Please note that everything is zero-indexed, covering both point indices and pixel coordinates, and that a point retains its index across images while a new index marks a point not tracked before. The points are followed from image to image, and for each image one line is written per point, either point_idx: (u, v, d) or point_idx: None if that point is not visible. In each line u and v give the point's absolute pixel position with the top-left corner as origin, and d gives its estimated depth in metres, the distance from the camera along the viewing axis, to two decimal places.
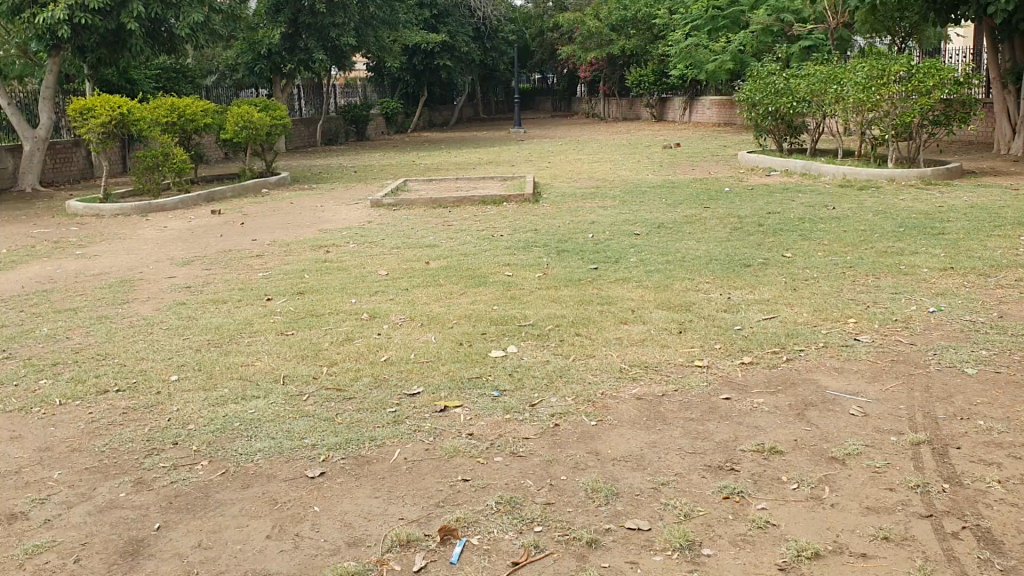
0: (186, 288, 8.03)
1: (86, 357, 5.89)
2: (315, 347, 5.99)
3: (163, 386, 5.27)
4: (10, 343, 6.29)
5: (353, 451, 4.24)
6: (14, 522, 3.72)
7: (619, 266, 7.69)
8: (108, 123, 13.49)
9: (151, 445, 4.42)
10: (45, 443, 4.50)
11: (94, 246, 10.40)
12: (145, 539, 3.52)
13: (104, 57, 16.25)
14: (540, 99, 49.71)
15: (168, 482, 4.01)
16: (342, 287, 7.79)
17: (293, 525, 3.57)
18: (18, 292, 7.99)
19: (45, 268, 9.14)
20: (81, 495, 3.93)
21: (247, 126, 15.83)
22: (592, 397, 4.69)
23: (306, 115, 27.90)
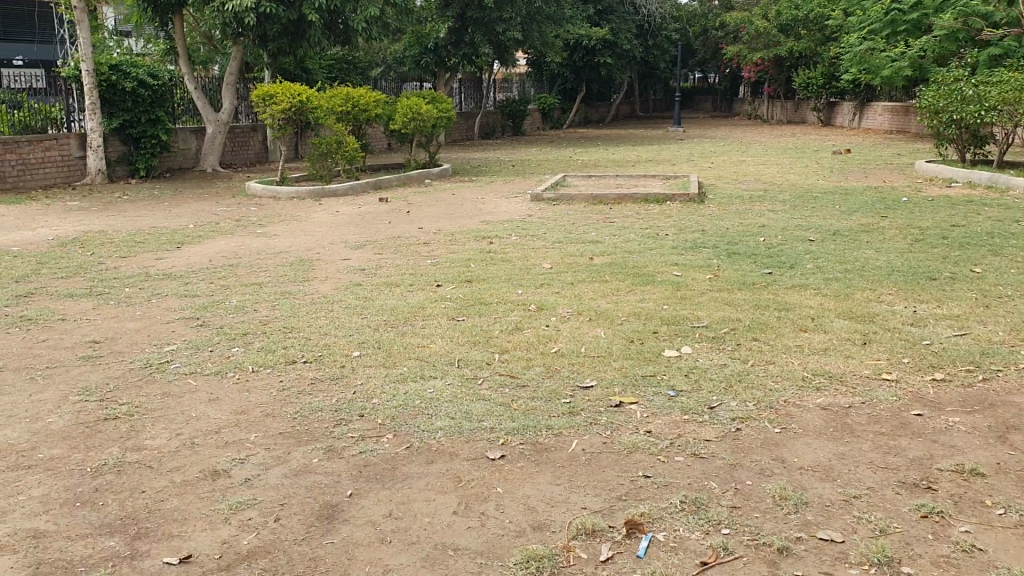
0: (361, 269, 8.35)
1: (272, 329, 6.19)
2: (487, 334, 6.11)
3: (345, 361, 5.49)
4: (203, 311, 6.70)
5: (532, 438, 4.29)
6: (218, 478, 3.95)
7: (794, 272, 7.48)
8: (289, 111, 14.14)
9: (339, 415, 4.61)
10: (241, 407, 4.75)
11: (272, 226, 10.93)
12: (338, 505, 3.68)
13: (284, 46, 17.01)
14: (700, 99, 49.02)
15: (357, 452, 4.18)
16: (509, 278, 7.90)
17: (478, 504, 3.65)
18: (206, 265, 8.48)
19: (229, 244, 9.68)
20: (277, 458, 4.14)
21: (416, 118, 16.27)
22: (774, 404, 4.57)
23: (466, 108, 28.51)
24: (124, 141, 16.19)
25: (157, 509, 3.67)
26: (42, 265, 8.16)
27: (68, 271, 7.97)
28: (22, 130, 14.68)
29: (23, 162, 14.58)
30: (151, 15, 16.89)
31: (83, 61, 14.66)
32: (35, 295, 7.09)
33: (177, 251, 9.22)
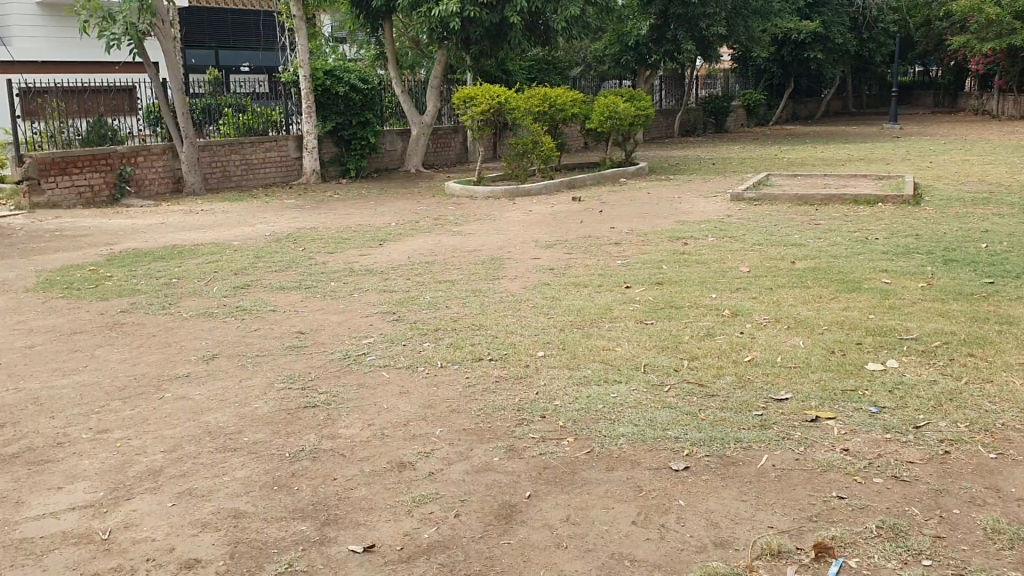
0: (552, 269, 8.39)
1: (462, 326, 6.32)
2: (676, 339, 5.96)
3: (531, 361, 5.51)
4: (398, 306, 6.94)
5: (718, 450, 4.13)
6: (403, 471, 4.06)
7: (1021, 282, 6.83)
8: (488, 112, 14.44)
9: (521, 415, 4.63)
10: (428, 401, 4.87)
11: (469, 225, 11.20)
12: (517, 505, 3.69)
13: (486, 49, 17.39)
14: (921, 93, 46.00)
15: (538, 453, 4.18)
16: (702, 281, 7.69)
17: (658, 515, 3.55)
18: (405, 261, 8.80)
19: (428, 241, 10.00)
20: (461, 454, 4.21)
21: (613, 117, 16.19)
22: (990, 427, 4.17)
23: (666, 106, 28.15)
24: (336, 142, 17.10)
25: (346, 497, 3.82)
26: (258, 259, 8.72)
27: (280, 265, 8.49)
28: (247, 133, 15.85)
29: (246, 162, 15.74)
30: (363, 22, 17.73)
31: (301, 67, 15.62)
32: (250, 286, 7.58)
33: (379, 247, 9.62)
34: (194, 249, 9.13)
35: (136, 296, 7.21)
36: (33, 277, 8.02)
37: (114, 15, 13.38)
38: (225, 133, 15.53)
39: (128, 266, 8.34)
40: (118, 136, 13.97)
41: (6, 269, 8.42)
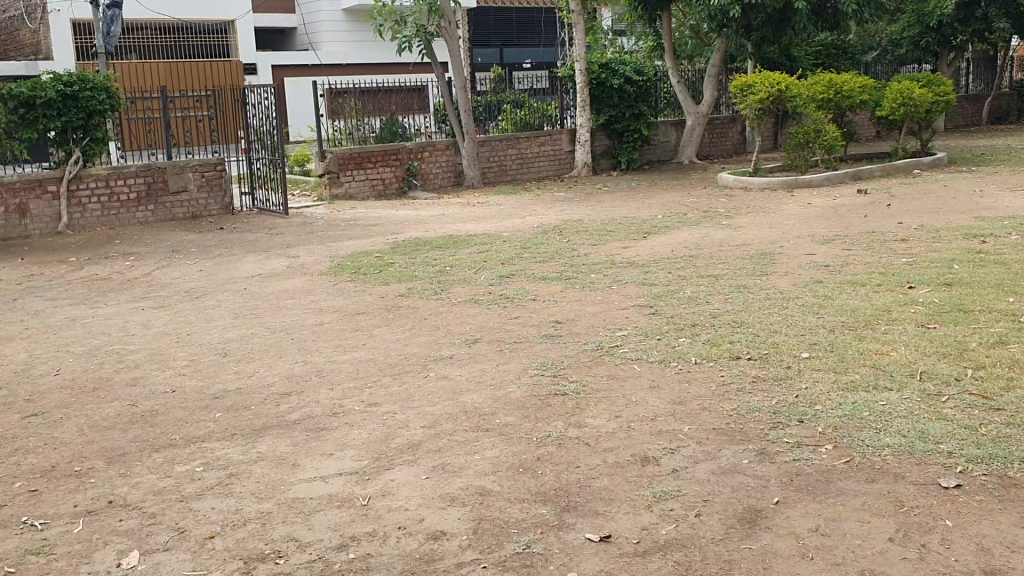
0: (826, 266, 7.94)
1: (722, 322, 6.12)
2: (962, 346, 5.42)
3: (792, 362, 5.25)
4: (657, 299, 6.83)
5: (1000, 470, 3.72)
6: (647, 465, 4.02)
7: None
8: (766, 101, 13.92)
9: (776, 419, 4.42)
10: (679, 397, 4.77)
11: (740, 218, 10.87)
12: (763, 510, 3.54)
13: (768, 36, 16.73)
14: None
15: (790, 458, 3.98)
16: (1000, 283, 6.95)
17: (920, 535, 3.28)
18: (670, 254, 8.68)
19: (696, 234, 9.80)
20: (707, 453, 4.09)
21: (907, 104, 15.02)
22: None
23: (973, 91, 25.73)
24: (610, 135, 17.23)
25: (588, 486, 3.84)
26: (527, 248, 8.96)
27: (547, 254, 8.67)
28: (525, 127, 16.38)
29: (522, 156, 16.29)
30: (640, 14, 17.68)
31: (578, 61, 15.88)
32: (516, 274, 7.79)
33: (645, 239, 9.57)
34: (468, 239, 9.57)
35: (412, 282, 7.67)
36: (327, 262, 8.79)
37: (406, 18, 14.28)
38: (504, 128, 16.15)
39: (408, 254, 8.92)
40: (408, 133, 14.92)
41: (305, 254, 9.31)
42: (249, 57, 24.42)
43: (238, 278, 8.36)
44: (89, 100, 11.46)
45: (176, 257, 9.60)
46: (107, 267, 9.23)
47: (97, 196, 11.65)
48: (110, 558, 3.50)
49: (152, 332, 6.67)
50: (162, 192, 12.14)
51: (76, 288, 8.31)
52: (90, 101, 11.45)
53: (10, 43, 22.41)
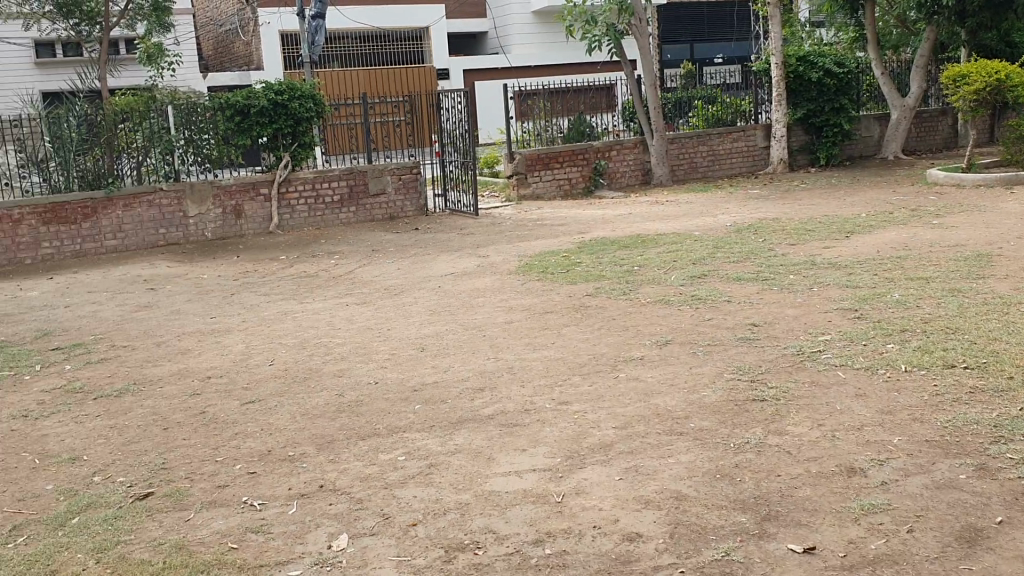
0: None
1: (934, 328, 5.74)
2: None
3: (1016, 372, 4.85)
4: (861, 301, 6.49)
5: None
6: (853, 476, 3.83)
7: None
8: (982, 91, 12.92)
9: (997, 433, 4.11)
10: (888, 407, 4.51)
11: (951, 217, 10.16)
12: (984, 530, 3.30)
13: (983, 23, 15.55)
14: None
15: (1015, 476, 3.68)
16: None
17: None
18: (873, 255, 8.24)
19: (902, 234, 9.25)
20: (920, 467, 3.85)
21: None
22: None
23: None
24: (806, 131, 16.57)
25: (789, 495, 3.70)
26: (719, 247, 8.74)
27: (741, 254, 8.41)
28: (716, 124, 16.02)
29: (712, 153, 15.95)
30: (841, 4, 16.89)
31: (773, 54, 15.35)
32: (708, 275, 7.59)
33: (845, 239, 9.12)
34: (656, 239, 9.45)
35: (601, 282, 7.66)
36: (516, 261, 8.92)
37: (596, 17, 14.27)
38: (694, 124, 15.86)
39: (597, 253, 8.92)
40: (596, 133, 14.94)
41: (495, 253, 9.50)
42: (441, 63, 25.15)
43: (433, 276, 8.64)
44: (297, 108, 12.19)
45: (376, 255, 10.05)
46: (313, 264, 9.78)
47: (304, 198, 12.39)
48: (321, 539, 3.71)
49: (355, 326, 7.01)
50: (362, 194, 12.75)
51: (286, 283, 8.85)
52: (297, 109, 12.18)
53: (227, 55, 24.20)
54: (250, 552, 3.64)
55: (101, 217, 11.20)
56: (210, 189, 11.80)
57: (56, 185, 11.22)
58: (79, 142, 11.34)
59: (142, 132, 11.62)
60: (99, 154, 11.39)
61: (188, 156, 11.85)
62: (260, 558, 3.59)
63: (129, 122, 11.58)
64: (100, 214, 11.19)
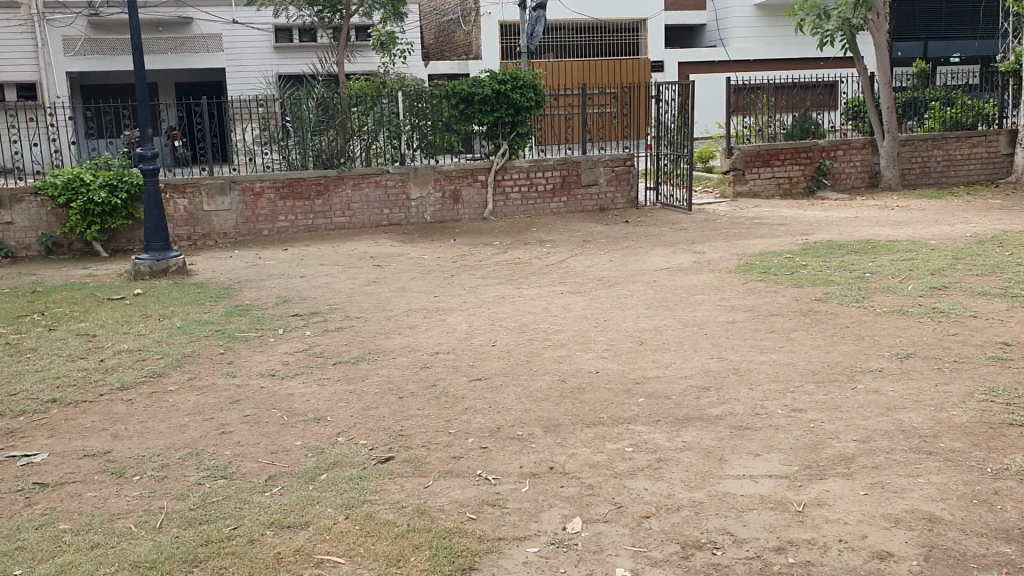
0: None
1: None
2: None
3: None
4: None
5: None
6: None
7: None
8: None
9: None
10: None
11: None
12: None
13: None
14: None
15: None
16: None
17: None
18: None
19: None
20: None
21: None
22: None
23: None
24: None
25: None
26: (960, 258, 8.18)
27: (985, 267, 7.80)
28: (954, 127, 15.04)
29: (949, 158, 14.95)
30: None
31: None
32: (949, 288, 7.10)
33: None
34: (890, 244, 8.98)
35: (830, 287, 7.36)
36: (735, 260, 8.71)
37: (830, 12, 13.69)
38: (929, 127, 15.02)
39: (822, 257, 8.57)
40: (820, 131, 14.39)
41: (712, 251, 9.32)
42: (657, 55, 25.14)
43: (649, 271, 8.59)
44: (519, 98, 12.46)
45: (589, 246, 10.12)
46: (528, 252, 9.97)
47: (518, 186, 12.73)
48: (556, 521, 3.77)
49: (573, 315, 7.07)
50: (575, 184, 12.94)
51: (503, 269, 9.07)
52: (519, 99, 12.44)
53: (447, 44, 25.09)
54: (487, 524, 3.76)
55: (331, 195, 11.87)
56: (431, 173, 12.27)
57: (294, 163, 11.99)
58: (316, 123, 12.03)
59: (372, 116, 12.22)
60: (333, 135, 12.07)
61: (413, 141, 12.38)
62: (497, 532, 3.70)
63: (361, 106, 12.19)
64: (331, 192, 11.86)
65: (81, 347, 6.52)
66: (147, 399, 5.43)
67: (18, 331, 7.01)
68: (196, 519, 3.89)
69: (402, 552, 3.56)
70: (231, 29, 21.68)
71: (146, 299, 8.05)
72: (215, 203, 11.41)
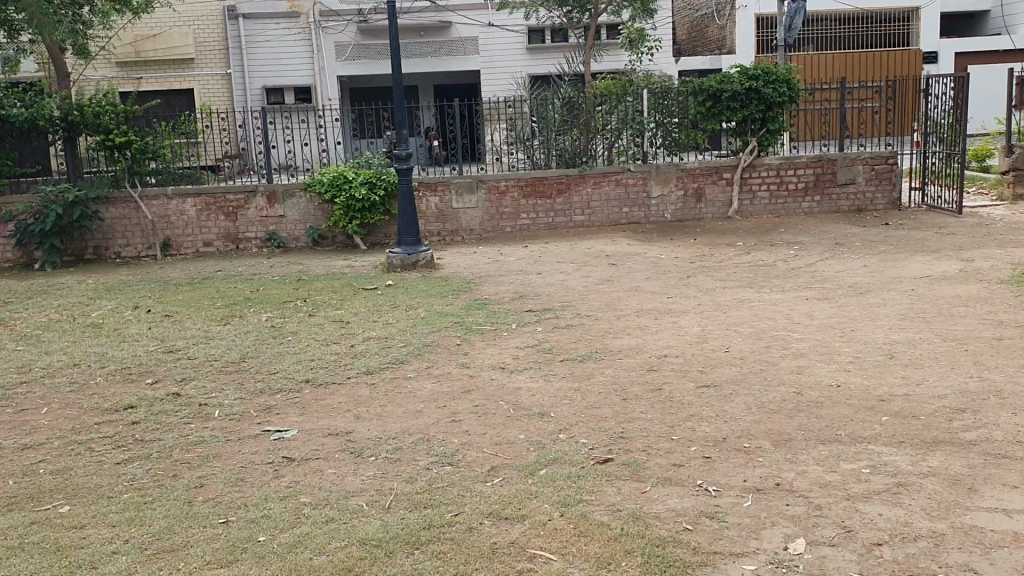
0: None
1: None
2: None
3: None
4: None
5: None
6: None
7: None
8: None
9: None
10: None
11: None
12: None
13: None
14: None
15: None
16: None
17: None
18: None
19: None
20: None
21: None
22: None
23: None
24: None
25: None
26: None
27: None
28: None
29: None
30: None
31: None
32: None
33: None
34: None
35: None
36: (1008, 270, 7.90)
37: None
38: None
39: None
40: None
41: (982, 258, 8.50)
42: (930, 45, 23.36)
43: (905, 278, 7.99)
44: (770, 93, 11.98)
45: (838, 250, 9.57)
46: (773, 254, 9.59)
47: (767, 184, 12.28)
48: (777, 539, 3.59)
49: (815, 323, 6.71)
50: (829, 183, 12.31)
51: (743, 271, 8.78)
52: (770, 94, 11.96)
53: (700, 40, 24.65)
54: (704, 536, 3.65)
55: (573, 193, 12.05)
56: (675, 172, 12.15)
57: (538, 161, 12.26)
58: (561, 122, 12.23)
59: (617, 114, 12.26)
60: (577, 134, 12.24)
61: (657, 138, 12.29)
62: (713, 545, 3.58)
63: (606, 105, 12.25)
64: (573, 190, 12.03)
65: (334, 332, 7.03)
66: (388, 384, 5.76)
67: (283, 316, 7.68)
68: (422, 503, 4.06)
69: (614, 555, 3.53)
70: (487, 32, 22.52)
71: (395, 290, 8.55)
72: (464, 200, 11.89)
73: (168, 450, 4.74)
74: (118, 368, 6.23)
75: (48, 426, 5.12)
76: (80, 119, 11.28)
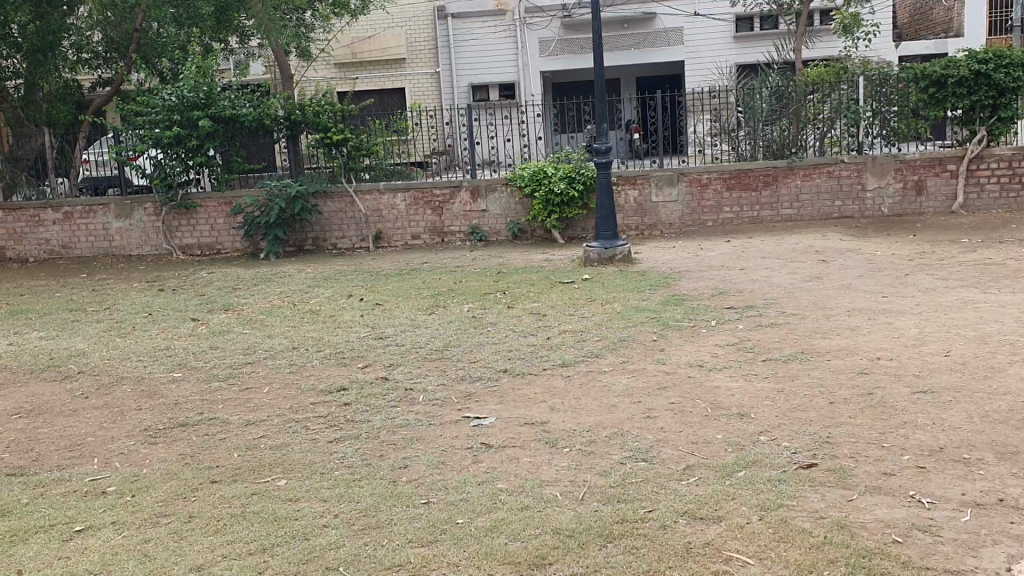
0: None
1: None
2: None
3: None
4: None
5: None
6: None
7: None
8: None
9: None
10: None
11: None
12: None
13: None
14: None
15: None
16: None
17: None
18: None
19: None
20: None
21: None
22: None
23: None
24: None
25: None
26: None
27: None
28: None
29: None
30: None
31: None
32: None
33: None
34: None
35: None
36: None
37: None
38: None
39: None
40: None
41: None
42: None
43: None
44: (1003, 78, 11.10)
45: None
46: (1002, 252, 8.85)
47: (998, 176, 11.37)
48: (1000, 560, 3.33)
49: None
50: None
51: (968, 270, 8.15)
52: (1004, 79, 11.08)
53: (922, 23, 23.00)
54: (915, 550, 3.43)
55: (779, 185, 11.64)
56: (893, 163, 11.49)
57: (743, 153, 11.92)
58: (768, 113, 11.85)
59: (830, 103, 11.67)
60: (786, 125, 11.80)
61: (873, 128, 11.58)
62: (926, 560, 3.36)
63: (819, 93, 11.68)
64: (779, 183, 11.62)
65: (532, 324, 7.15)
66: (583, 378, 5.79)
67: (483, 307, 7.89)
68: (616, 497, 4.05)
69: (815, 564, 3.39)
70: (693, 21, 22.12)
71: (593, 284, 8.57)
72: (663, 193, 11.75)
73: (374, 432, 5.00)
74: (332, 353, 6.62)
75: (269, 404, 5.52)
76: (302, 118, 12.12)
